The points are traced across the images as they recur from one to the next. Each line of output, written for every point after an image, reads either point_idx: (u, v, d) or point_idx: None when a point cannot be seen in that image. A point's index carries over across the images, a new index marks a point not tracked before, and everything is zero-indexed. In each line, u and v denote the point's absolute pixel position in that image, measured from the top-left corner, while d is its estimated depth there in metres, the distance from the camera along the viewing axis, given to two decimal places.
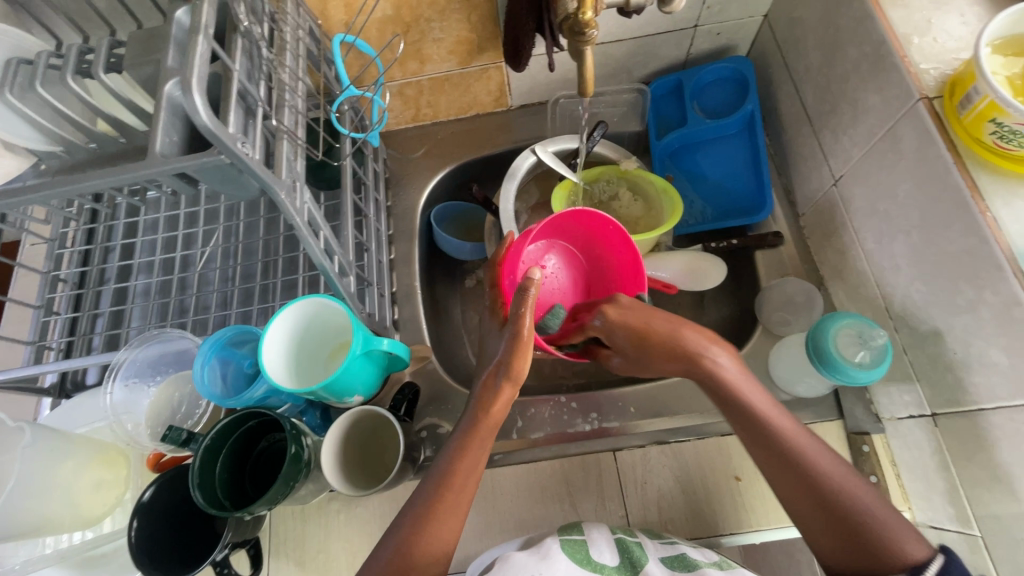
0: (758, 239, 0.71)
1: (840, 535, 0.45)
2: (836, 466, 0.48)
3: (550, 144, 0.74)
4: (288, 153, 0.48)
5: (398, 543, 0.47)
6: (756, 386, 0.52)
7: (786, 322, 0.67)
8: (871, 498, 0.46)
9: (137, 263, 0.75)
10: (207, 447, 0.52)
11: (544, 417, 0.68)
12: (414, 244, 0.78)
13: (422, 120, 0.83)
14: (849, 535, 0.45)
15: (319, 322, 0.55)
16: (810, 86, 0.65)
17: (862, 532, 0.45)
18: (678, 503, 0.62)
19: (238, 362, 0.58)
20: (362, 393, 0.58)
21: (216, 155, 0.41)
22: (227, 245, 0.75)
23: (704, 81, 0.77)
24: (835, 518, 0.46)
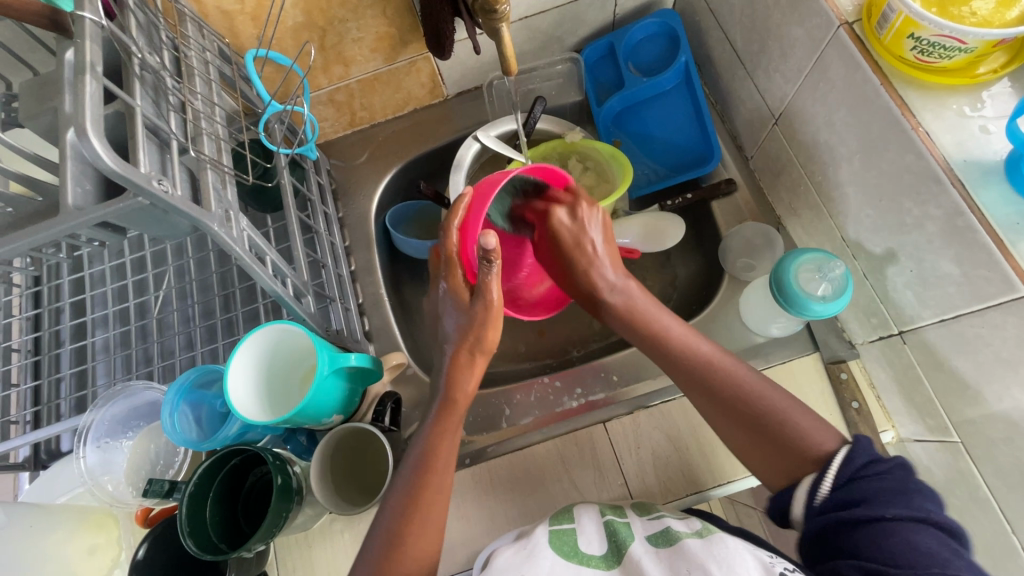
0: (712, 190, 0.71)
1: (759, 437, 0.48)
2: (745, 372, 0.51)
3: (491, 129, 0.73)
4: (214, 182, 0.46)
5: (387, 537, 0.46)
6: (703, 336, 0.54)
7: (750, 266, 0.68)
8: (776, 394, 0.49)
9: (91, 319, 0.73)
10: (191, 493, 0.51)
11: (530, 402, 0.69)
12: (372, 252, 0.77)
13: (360, 124, 0.81)
14: (776, 446, 0.47)
15: (284, 347, 0.54)
16: (737, 29, 0.64)
17: (776, 440, 0.47)
18: (673, 461, 0.63)
19: (210, 402, 0.57)
20: (340, 411, 0.57)
21: (133, 198, 0.39)
22: (181, 285, 0.72)
23: (635, 41, 0.76)
24: (756, 433, 0.48)
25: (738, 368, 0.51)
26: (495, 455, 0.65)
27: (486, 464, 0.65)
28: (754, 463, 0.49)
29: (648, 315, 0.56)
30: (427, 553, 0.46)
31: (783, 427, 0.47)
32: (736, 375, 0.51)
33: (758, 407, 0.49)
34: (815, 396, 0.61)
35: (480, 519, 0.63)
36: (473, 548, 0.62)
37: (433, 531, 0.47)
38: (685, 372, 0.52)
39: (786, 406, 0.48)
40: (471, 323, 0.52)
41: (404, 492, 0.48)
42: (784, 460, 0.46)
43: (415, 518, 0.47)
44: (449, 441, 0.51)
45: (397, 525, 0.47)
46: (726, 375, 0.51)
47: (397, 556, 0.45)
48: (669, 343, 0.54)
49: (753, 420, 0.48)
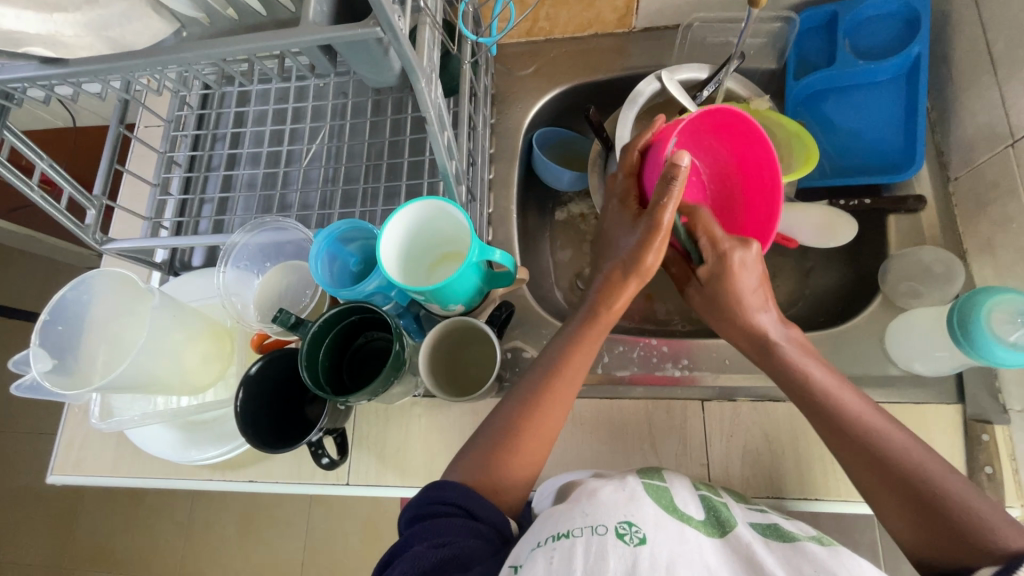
0: (897, 202, 0.64)
1: (924, 516, 0.43)
2: (911, 442, 0.47)
3: (678, 72, 0.69)
4: (429, 40, 0.45)
5: (505, 425, 0.51)
6: (846, 385, 0.52)
7: (915, 293, 0.62)
8: (947, 472, 0.44)
9: (244, 153, 0.77)
10: (314, 333, 0.54)
11: (631, 357, 0.67)
12: (514, 166, 0.76)
13: (536, 35, 0.79)
14: (932, 516, 0.42)
15: (430, 225, 0.54)
16: (1004, 27, 0.56)
17: (952, 523, 0.41)
18: (763, 461, 0.60)
19: (344, 259, 0.58)
20: (464, 303, 0.57)
21: (372, 27, 0.39)
22: (332, 145, 0.74)
23: (863, 16, 0.67)
24: (917, 501, 0.43)
25: (901, 436, 0.47)
26: (582, 396, 0.65)
27: (571, 401, 0.65)
28: (895, 527, 0.44)
29: (792, 368, 0.53)
30: (533, 459, 0.51)
31: (941, 502, 0.42)
32: (888, 438, 0.47)
33: (921, 479, 0.44)
34: (944, 448, 0.56)
35: (552, 450, 0.63)
36: (537, 474, 0.63)
37: (540, 446, 0.51)
38: (836, 433, 0.49)
39: (942, 475, 0.44)
40: (636, 246, 0.54)
41: (524, 400, 0.52)
42: (951, 539, 0.41)
43: (533, 411, 0.51)
44: (587, 353, 0.54)
45: (518, 417, 0.51)
46: (901, 448, 0.46)
47: (507, 450, 0.50)
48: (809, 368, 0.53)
49: (915, 490, 0.44)
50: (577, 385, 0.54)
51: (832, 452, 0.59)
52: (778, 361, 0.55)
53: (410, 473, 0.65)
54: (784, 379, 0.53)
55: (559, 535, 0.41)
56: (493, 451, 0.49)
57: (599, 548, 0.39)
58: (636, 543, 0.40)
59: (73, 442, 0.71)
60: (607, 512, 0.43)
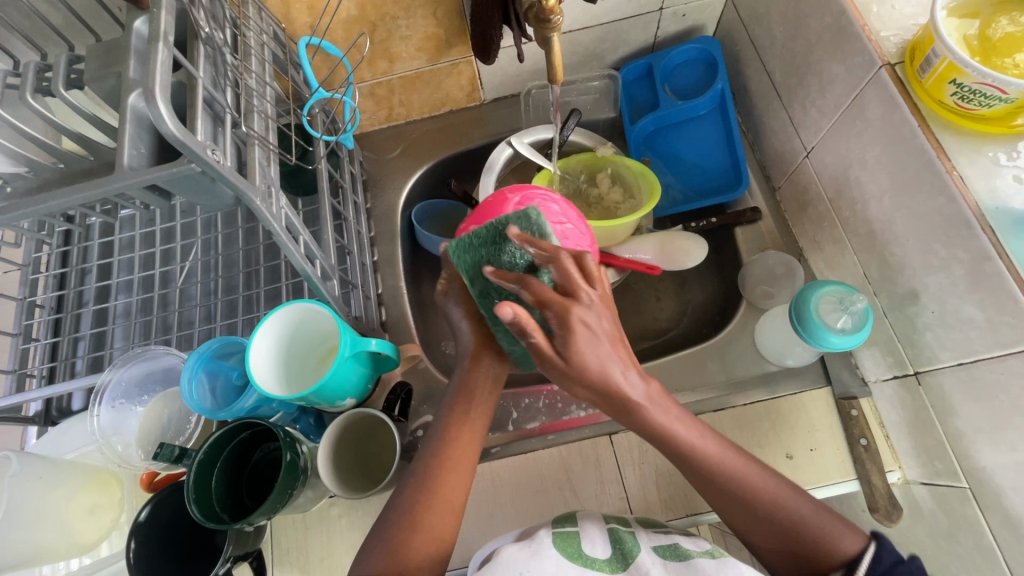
0: (736, 216, 0.72)
1: (791, 554, 0.45)
2: (766, 478, 0.47)
3: (525, 136, 0.75)
4: (260, 159, 0.47)
5: (404, 508, 0.48)
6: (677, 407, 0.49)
7: (769, 295, 0.68)
8: (802, 504, 0.46)
9: (115, 282, 0.74)
10: (200, 462, 0.52)
11: (538, 407, 0.70)
12: (396, 245, 0.78)
13: (396, 120, 0.83)
14: (792, 553, 0.45)
15: (305, 327, 0.55)
16: (776, 61, 0.66)
17: (805, 549, 0.45)
18: (676, 480, 0.63)
19: (226, 374, 0.57)
20: (354, 395, 0.57)
21: (187, 164, 0.40)
22: (207, 259, 0.73)
23: (673, 64, 0.77)
24: (783, 539, 0.45)
25: (777, 486, 0.47)
26: (498, 456, 0.66)
27: (489, 464, 0.65)
28: (763, 556, 0.47)
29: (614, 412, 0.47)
30: (437, 535, 0.47)
31: (801, 536, 0.45)
32: (750, 478, 0.47)
33: (781, 516, 0.46)
34: (823, 430, 0.61)
35: (478, 519, 0.63)
36: (468, 548, 0.62)
37: (451, 512, 0.49)
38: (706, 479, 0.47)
39: (800, 510, 0.46)
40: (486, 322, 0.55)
41: (424, 472, 0.50)
42: (807, 563, 0.44)
43: (434, 486, 0.49)
44: (474, 407, 0.54)
45: (415, 495, 0.49)
46: (768, 495, 0.46)
47: (413, 527, 0.47)
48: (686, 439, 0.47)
49: (774, 528, 0.45)
50: (475, 445, 0.53)
51: None
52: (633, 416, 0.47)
53: None
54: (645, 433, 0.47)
55: None
56: (397, 528, 0.47)
57: None
58: None
59: None
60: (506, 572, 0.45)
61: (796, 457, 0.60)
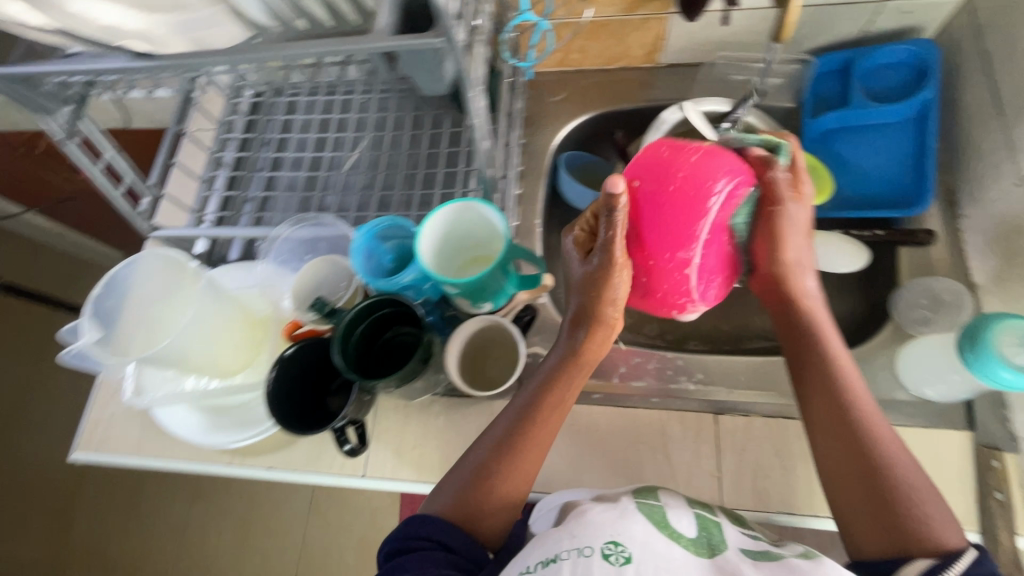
0: (907, 235, 0.67)
1: (883, 518, 0.48)
2: (893, 438, 0.51)
3: (702, 103, 0.74)
4: (481, 56, 0.50)
5: (476, 466, 0.54)
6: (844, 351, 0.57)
7: (925, 321, 0.64)
8: (919, 477, 0.49)
9: (288, 157, 0.81)
10: (347, 322, 0.57)
11: (647, 368, 0.70)
12: (541, 183, 0.80)
13: (568, 65, 0.85)
14: (877, 508, 0.49)
15: (463, 227, 0.58)
16: (1010, 76, 0.60)
17: (902, 519, 0.47)
18: (774, 476, 0.61)
19: (380, 256, 0.61)
20: (492, 302, 0.60)
21: (434, 37, 0.42)
22: (372, 154, 0.79)
23: (877, 63, 0.72)
24: (878, 500, 0.49)
25: (901, 454, 0.51)
26: (599, 403, 0.67)
27: (588, 407, 0.66)
28: (855, 522, 0.49)
29: (797, 323, 0.58)
30: (518, 483, 0.54)
31: (902, 505, 0.48)
32: (875, 431, 0.52)
33: (889, 475, 0.49)
34: (954, 471, 0.57)
35: (567, 454, 0.65)
36: (552, 477, 0.64)
37: (523, 481, 0.54)
38: (836, 404, 0.53)
39: (918, 492, 0.48)
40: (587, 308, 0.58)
41: (509, 434, 0.55)
42: (900, 532, 0.47)
43: (515, 448, 0.54)
44: (567, 390, 0.57)
45: (492, 460, 0.54)
46: (886, 453, 0.50)
47: (487, 486, 0.53)
48: (841, 369, 0.55)
49: (876, 484, 0.49)
50: (556, 424, 0.57)
51: None
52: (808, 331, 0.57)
53: (425, 470, 0.67)
54: (795, 335, 0.58)
55: (548, 560, 0.46)
56: (471, 482, 0.53)
57: (585, 567, 0.44)
58: (621, 563, 0.44)
59: (99, 421, 0.73)
60: (596, 529, 0.47)
61: None
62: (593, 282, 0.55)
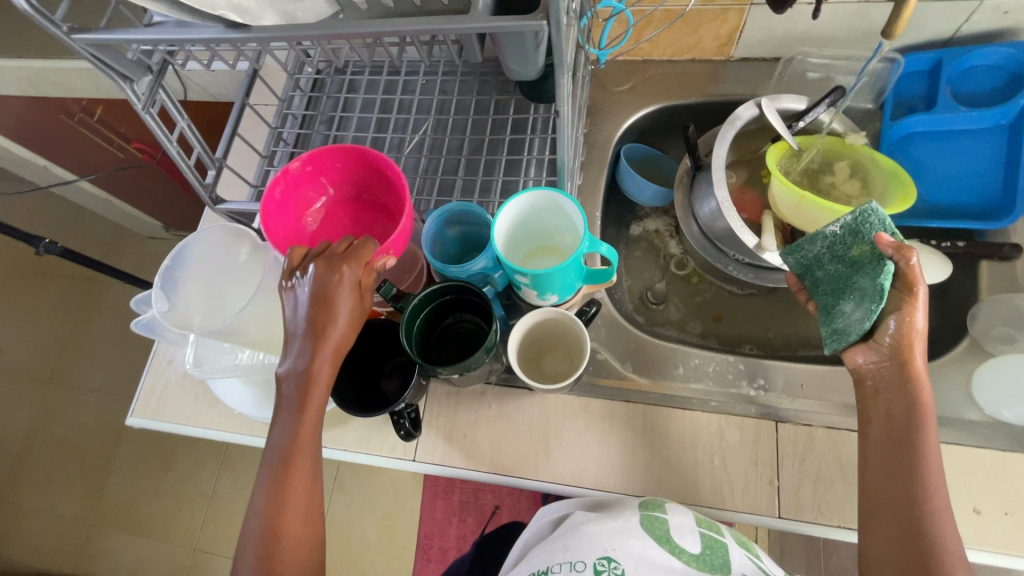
0: (992, 248, 0.64)
1: (907, 569, 0.47)
2: (945, 509, 0.48)
3: (777, 101, 0.71)
4: (573, 40, 0.48)
5: (270, 490, 0.52)
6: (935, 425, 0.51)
7: (1007, 339, 0.61)
8: (956, 543, 0.47)
9: (348, 136, 0.81)
10: (414, 307, 0.56)
11: (707, 371, 0.68)
12: (602, 175, 0.79)
13: (634, 55, 0.82)
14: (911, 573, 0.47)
15: (532, 217, 0.57)
16: None
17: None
18: (836, 489, 0.60)
19: (445, 242, 0.62)
20: (558, 296, 0.59)
21: (538, 20, 0.41)
22: (433, 137, 0.78)
23: (969, 65, 0.68)
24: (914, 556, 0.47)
25: (950, 529, 0.48)
26: (655, 402, 0.66)
27: (644, 405, 0.65)
28: (874, 559, 0.49)
29: (887, 378, 0.52)
30: (301, 537, 0.52)
31: (936, 572, 0.46)
32: (934, 500, 0.48)
33: (927, 542, 0.47)
34: None
35: (620, 452, 0.64)
36: (606, 474, 0.63)
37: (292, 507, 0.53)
38: (905, 467, 0.49)
39: (957, 559, 0.46)
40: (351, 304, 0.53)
41: (277, 460, 0.53)
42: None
43: (281, 493, 0.52)
44: (318, 402, 0.53)
45: (272, 499, 0.52)
46: (938, 527, 0.47)
47: (274, 527, 0.52)
48: (925, 437, 0.50)
49: (915, 544, 0.47)
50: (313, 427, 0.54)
51: None
52: (896, 403, 0.51)
53: (475, 459, 0.66)
54: (879, 389, 0.52)
55: (543, 571, 0.52)
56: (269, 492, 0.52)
57: None
58: None
59: (155, 387, 0.75)
60: (592, 543, 0.51)
61: (988, 516, 0.55)
62: (319, 310, 0.51)
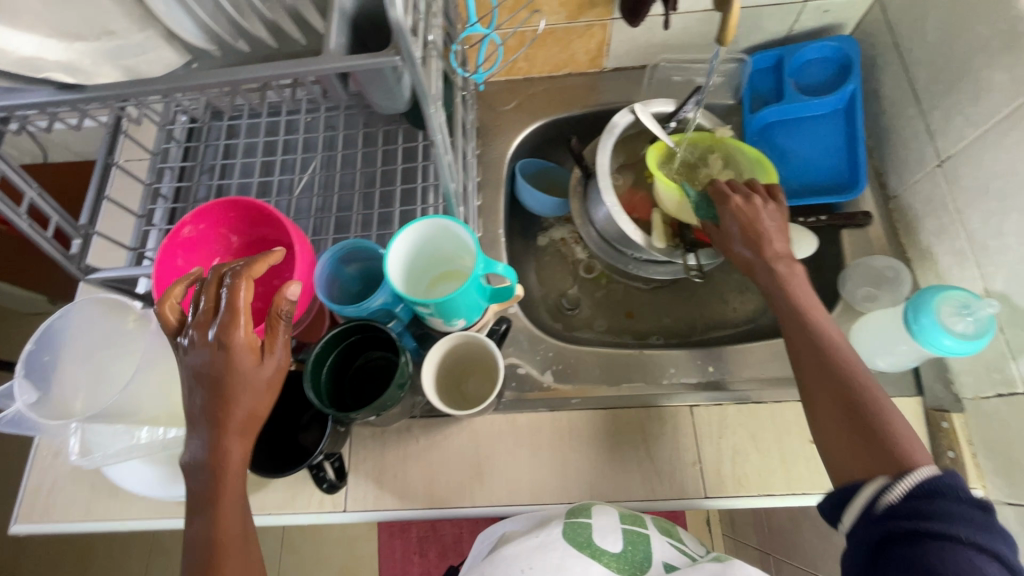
0: (848, 218, 0.71)
1: (860, 456, 0.49)
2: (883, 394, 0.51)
3: (649, 107, 0.76)
4: (435, 71, 0.49)
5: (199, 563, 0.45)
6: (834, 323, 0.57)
7: (871, 298, 0.68)
8: (904, 423, 0.49)
9: (234, 184, 0.77)
10: (317, 354, 0.55)
11: (622, 367, 0.71)
12: (500, 194, 0.80)
13: (515, 74, 0.85)
14: (865, 445, 0.49)
15: (428, 246, 0.57)
16: (923, 66, 0.65)
17: (882, 454, 0.47)
18: (752, 460, 0.64)
19: (344, 280, 0.60)
20: (465, 320, 0.59)
21: (391, 56, 0.42)
22: (324, 175, 0.76)
23: (805, 59, 0.77)
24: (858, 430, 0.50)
25: (895, 414, 0.50)
26: (578, 408, 0.67)
27: (567, 413, 0.67)
28: (841, 476, 0.50)
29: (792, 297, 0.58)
30: None
31: (887, 442, 0.48)
32: (867, 385, 0.51)
33: (874, 423, 0.49)
34: None
35: (552, 463, 0.65)
36: (541, 488, 0.64)
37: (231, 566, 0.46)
38: (828, 367, 0.53)
39: (905, 433, 0.48)
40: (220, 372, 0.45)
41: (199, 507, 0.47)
42: (874, 469, 0.47)
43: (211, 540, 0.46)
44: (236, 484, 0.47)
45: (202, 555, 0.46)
46: (877, 409, 0.50)
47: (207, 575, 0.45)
48: (825, 331, 0.56)
49: (862, 427, 0.49)
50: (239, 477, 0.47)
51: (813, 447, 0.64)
52: (789, 305, 0.58)
53: (409, 497, 0.64)
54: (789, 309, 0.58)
55: None
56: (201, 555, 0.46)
57: None
58: None
59: (41, 487, 0.67)
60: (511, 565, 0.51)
61: None
62: (214, 395, 0.45)
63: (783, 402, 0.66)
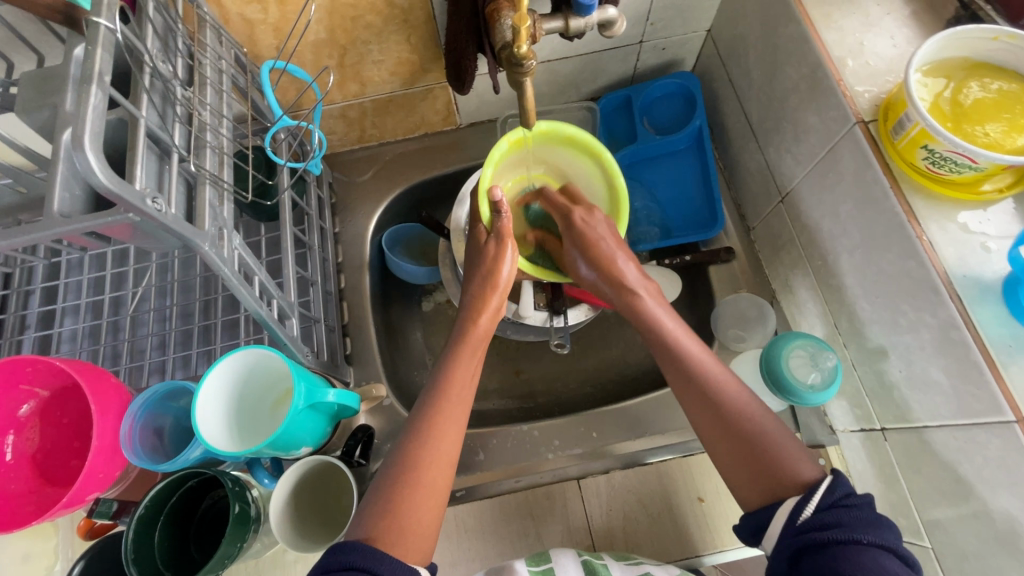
0: (711, 255, 0.71)
1: (754, 471, 0.47)
2: (739, 390, 0.50)
3: None
4: (211, 199, 0.44)
5: (382, 505, 0.44)
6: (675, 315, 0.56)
7: (741, 337, 0.67)
8: (771, 422, 0.48)
9: (61, 307, 0.69)
10: (139, 518, 0.48)
11: (506, 446, 0.65)
12: (365, 273, 0.75)
13: (368, 141, 0.81)
14: (751, 465, 0.47)
15: (255, 374, 0.53)
16: (754, 103, 0.65)
17: (767, 465, 0.46)
18: (644, 527, 0.62)
19: (174, 414, 0.56)
20: (310, 443, 0.55)
21: (123, 213, 0.36)
22: (163, 284, 0.70)
23: (652, 97, 0.76)
24: (740, 443, 0.48)
25: (764, 414, 0.49)
26: (464, 500, 0.64)
27: (453, 507, 0.64)
28: (734, 480, 0.48)
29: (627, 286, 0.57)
30: (424, 523, 0.45)
31: (764, 451, 0.47)
32: (723, 385, 0.50)
33: (748, 430, 0.48)
34: None
35: (440, 564, 0.61)
36: None
37: (436, 501, 0.46)
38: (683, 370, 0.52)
39: (771, 430, 0.48)
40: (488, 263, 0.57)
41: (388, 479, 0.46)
42: (767, 478, 0.46)
43: (402, 496, 0.45)
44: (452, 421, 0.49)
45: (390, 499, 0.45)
46: (735, 407, 0.49)
47: (392, 514, 0.44)
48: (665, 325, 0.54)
49: (742, 442, 0.48)
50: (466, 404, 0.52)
51: (701, 504, 0.62)
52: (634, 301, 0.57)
53: None
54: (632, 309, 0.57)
55: None
56: (390, 495, 0.45)
57: None
58: None
59: None
60: None
61: None
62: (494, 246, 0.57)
63: (667, 458, 0.65)
